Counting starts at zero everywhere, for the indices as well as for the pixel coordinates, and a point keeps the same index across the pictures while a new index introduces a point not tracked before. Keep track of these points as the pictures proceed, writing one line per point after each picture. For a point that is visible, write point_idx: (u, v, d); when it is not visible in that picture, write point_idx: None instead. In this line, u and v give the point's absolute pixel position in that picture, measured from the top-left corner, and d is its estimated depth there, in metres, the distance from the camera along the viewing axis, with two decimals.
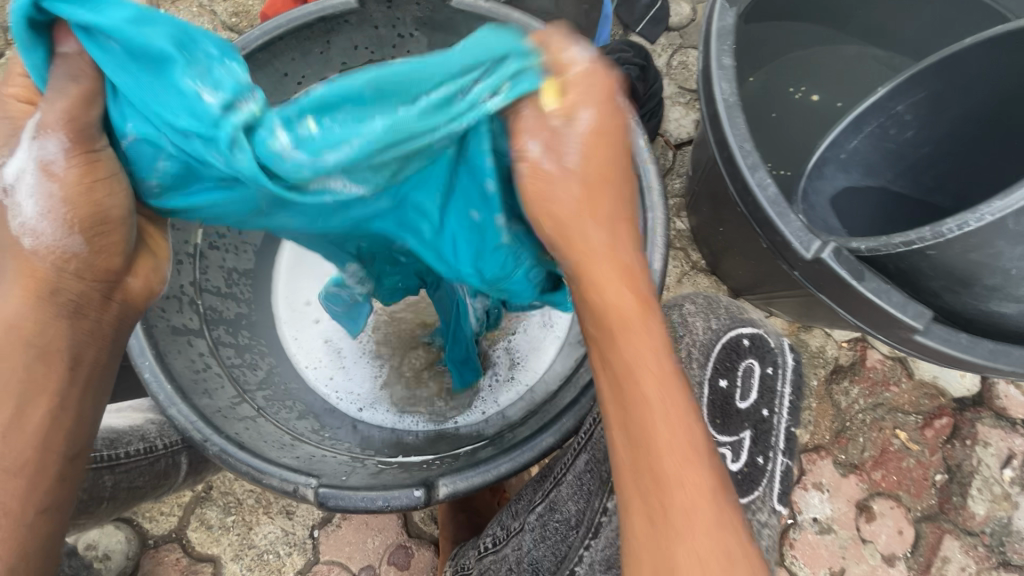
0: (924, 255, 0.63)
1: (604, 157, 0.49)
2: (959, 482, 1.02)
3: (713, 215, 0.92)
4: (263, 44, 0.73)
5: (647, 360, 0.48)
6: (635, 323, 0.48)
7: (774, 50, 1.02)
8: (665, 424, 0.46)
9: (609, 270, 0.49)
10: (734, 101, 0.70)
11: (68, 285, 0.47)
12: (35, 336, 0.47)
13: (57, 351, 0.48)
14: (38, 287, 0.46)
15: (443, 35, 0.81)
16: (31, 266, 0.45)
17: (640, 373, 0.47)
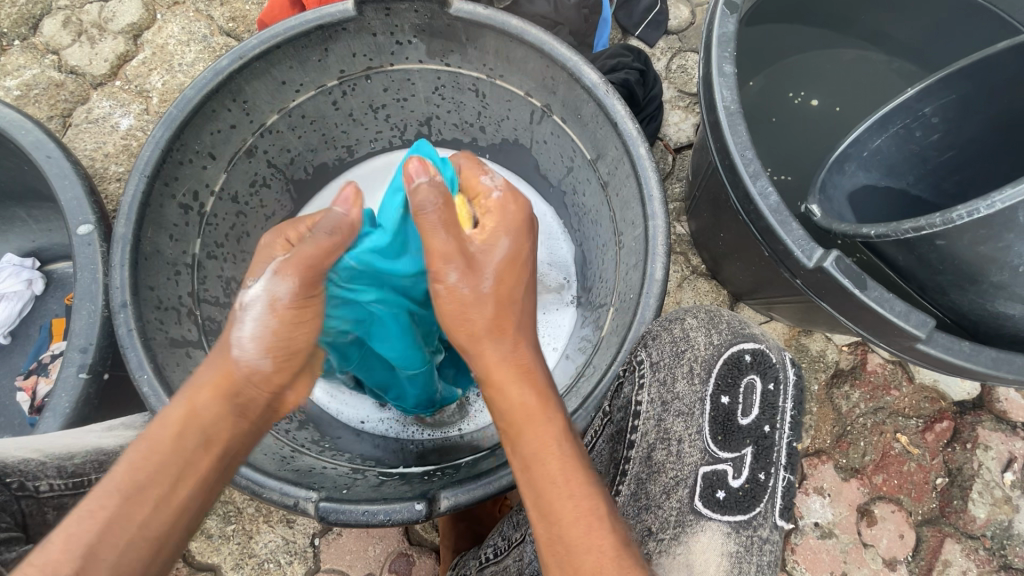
0: (933, 245, 0.63)
1: (513, 279, 0.57)
2: (959, 485, 1.02)
3: (713, 221, 0.92)
4: (261, 52, 0.74)
5: (550, 448, 0.52)
6: (535, 417, 0.52)
7: (775, 54, 1.01)
8: (562, 498, 0.50)
9: (506, 372, 0.54)
10: (735, 109, 0.69)
11: (251, 391, 0.54)
12: (208, 426, 0.52)
13: (217, 440, 0.53)
14: (226, 389, 0.53)
15: (442, 42, 0.80)
16: (229, 373, 0.53)
17: (545, 461, 0.51)
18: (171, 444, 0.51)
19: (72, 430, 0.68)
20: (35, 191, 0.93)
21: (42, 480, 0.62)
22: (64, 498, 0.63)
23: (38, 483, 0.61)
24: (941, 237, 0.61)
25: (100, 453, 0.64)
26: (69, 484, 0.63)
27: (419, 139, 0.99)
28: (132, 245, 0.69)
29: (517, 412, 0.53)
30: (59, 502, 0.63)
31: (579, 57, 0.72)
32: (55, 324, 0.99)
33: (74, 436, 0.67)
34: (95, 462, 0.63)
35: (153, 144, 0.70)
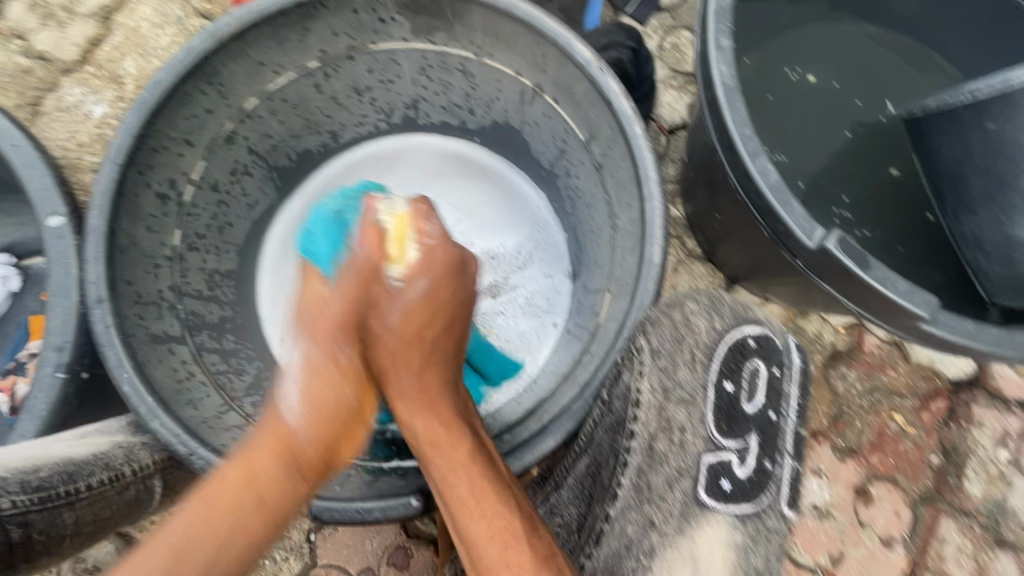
0: (984, 129, 0.70)
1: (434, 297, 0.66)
2: (954, 463, 1.03)
3: (709, 202, 0.90)
4: (235, 32, 0.70)
5: (453, 454, 0.61)
6: (439, 440, 0.62)
7: (771, 29, 0.98)
8: (462, 474, 0.59)
9: (428, 433, 0.63)
10: (733, 84, 0.67)
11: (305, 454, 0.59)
12: (270, 490, 0.57)
13: (274, 504, 0.57)
14: (284, 450, 0.58)
15: (428, 19, 0.76)
16: (286, 437, 0.59)
17: (454, 481, 0.59)
18: (222, 524, 0.55)
19: (39, 440, 0.64)
20: (3, 183, 0.89)
21: (4, 496, 0.52)
22: (28, 515, 0.54)
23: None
24: (992, 119, 0.69)
25: (70, 464, 0.59)
26: (35, 499, 0.55)
27: (406, 122, 0.96)
28: (107, 238, 0.66)
29: (415, 398, 0.64)
30: (21, 521, 0.53)
31: (570, 33, 0.69)
32: (32, 322, 0.96)
33: (42, 446, 0.62)
34: (65, 473, 0.58)
35: (124, 130, 0.66)
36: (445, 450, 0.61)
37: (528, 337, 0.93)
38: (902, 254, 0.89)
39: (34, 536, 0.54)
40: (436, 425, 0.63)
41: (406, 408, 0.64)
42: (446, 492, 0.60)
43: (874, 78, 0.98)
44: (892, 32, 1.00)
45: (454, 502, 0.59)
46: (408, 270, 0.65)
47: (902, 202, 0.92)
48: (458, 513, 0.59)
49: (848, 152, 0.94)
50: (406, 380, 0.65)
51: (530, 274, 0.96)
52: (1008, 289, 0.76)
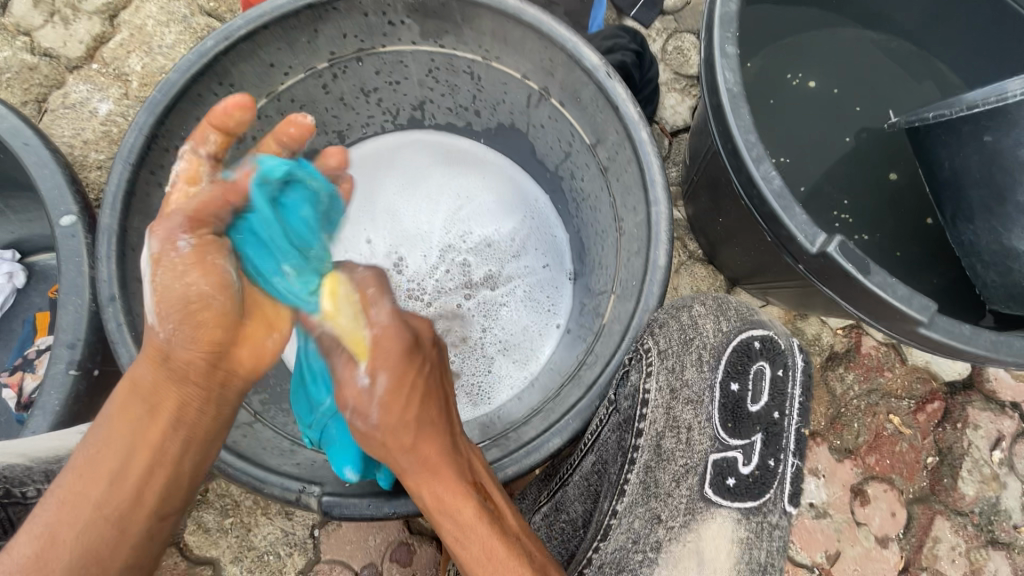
0: (981, 141, 0.72)
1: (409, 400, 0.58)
2: (949, 464, 1.05)
3: (712, 205, 0.91)
4: (246, 33, 0.70)
5: (466, 523, 0.56)
6: (446, 506, 0.57)
7: (774, 34, 0.99)
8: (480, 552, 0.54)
9: (415, 476, 0.58)
10: (738, 91, 0.68)
11: (180, 352, 0.55)
12: (153, 393, 0.55)
13: (165, 406, 0.55)
14: (158, 356, 0.55)
15: (437, 22, 0.77)
16: (156, 345, 0.55)
17: (466, 545, 0.55)
18: (119, 443, 0.53)
19: (60, 432, 0.66)
20: (11, 179, 0.89)
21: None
22: None
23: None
24: (990, 134, 0.71)
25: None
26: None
27: (412, 123, 0.97)
28: (119, 237, 0.66)
29: (417, 470, 0.58)
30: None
31: (578, 38, 0.70)
32: (38, 318, 0.96)
33: (61, 438, 0.64)
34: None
35: (136, 130, 0.67)
36: (455, 516, 0.56)
37: (528, 334, 0.93)
38: (900, 259, 0.91)
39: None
40: (420, 477, 0.58)
41: (410, 480, 0.58)
42: (460, 552, 0.55)
43: (875, 84, 1.00)
44: (893, 39, 1.01)
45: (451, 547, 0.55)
46: (371, 364, 0.58)
47: (901, 206, 0.93)
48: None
49: (848, 157, 0.96)
50: (383, 438, 0.59)
51: (526, 264, 0.96)
52: (1004, 296, 0.77)
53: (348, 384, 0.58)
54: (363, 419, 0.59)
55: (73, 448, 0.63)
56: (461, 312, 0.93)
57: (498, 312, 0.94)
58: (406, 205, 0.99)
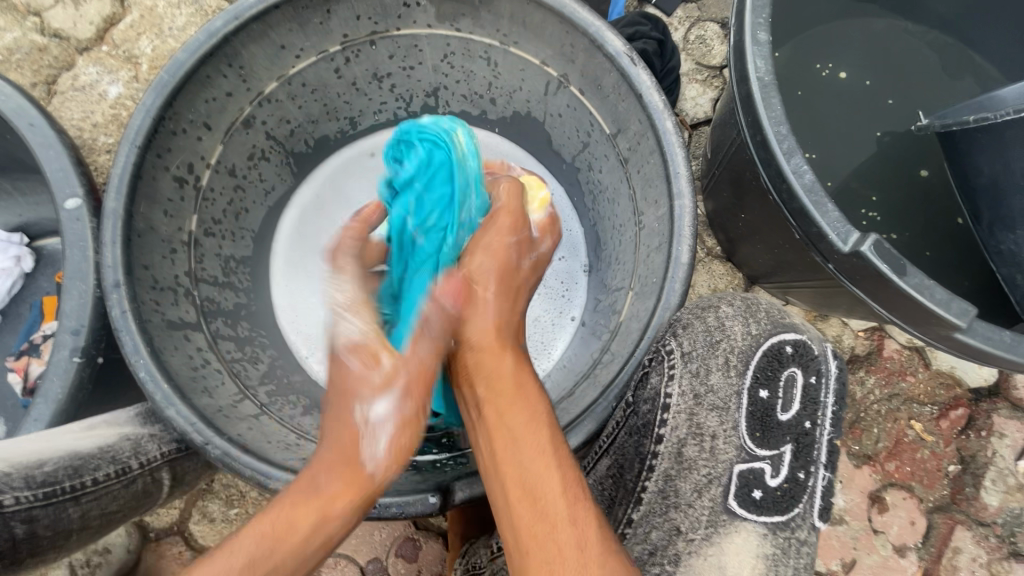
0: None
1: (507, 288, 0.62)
2: (972, 473, 1.01)
3: (734, 201, 0.88)
4: (257, 14, 0.68)
5: (533, 447, 0.53)
6: (519, 403, 0.54)
7: (803, 23, 0.95)
8: (546, 477, 0.51)
9: (492, 339, 0.58)
10: (770, 80, 0.64)
11: (346, 461, 0.53)
12: (309, 512, 0.50)
13: (313, 530, 0.50)
14: (348, 471, 0.53)
15: (453, 4, 0.74)
16: (350, 454, 0.54)
17: (525, 462, 0.52)
18: (289, 533, 0.49)
19: (44, 432, 0.62)
20: (19, 162, 0.88)
21: (9, 493, 0.52)
22: (33, 512, 0.54)
23: (5, 496, 0.52)
24: None
25: (75, 458, 0.59)
26: (40, 495, 0.54)
27: (426, 111, 0.93)
28: (125, 221, 0.65)
29: (498, 380, 0.56)
30: (26, 517, 0.53)
31: (601, 22, 0.67)
32: (46, 303, 0.95)
33: (46, 439, 0.61)
34: (71, 467, 0.58)
35: (144, 111, 0.65)
36: (518, 410, 0.54)
37: (538, 333, 0.91)
38: (930, 260, 0.87)
39: (39, 532, 0.54)
40: (513, 385, 0.56)
41: (479, 375, 0.57)
42: (509, 468, 0.52)
43: (908, 77, 0.95)
44: (928, 29, 0.97)
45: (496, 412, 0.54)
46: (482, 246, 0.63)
47: (932, 205, 0.89)
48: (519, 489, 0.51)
49: (878, 153, 0.92)
50: (484, 288, 0.61)
51: (545, 263, 0.94)
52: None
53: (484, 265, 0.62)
54: (480, 272, 0.61)
55: (60, 448, 0.59)
56: None
57: None
58: None
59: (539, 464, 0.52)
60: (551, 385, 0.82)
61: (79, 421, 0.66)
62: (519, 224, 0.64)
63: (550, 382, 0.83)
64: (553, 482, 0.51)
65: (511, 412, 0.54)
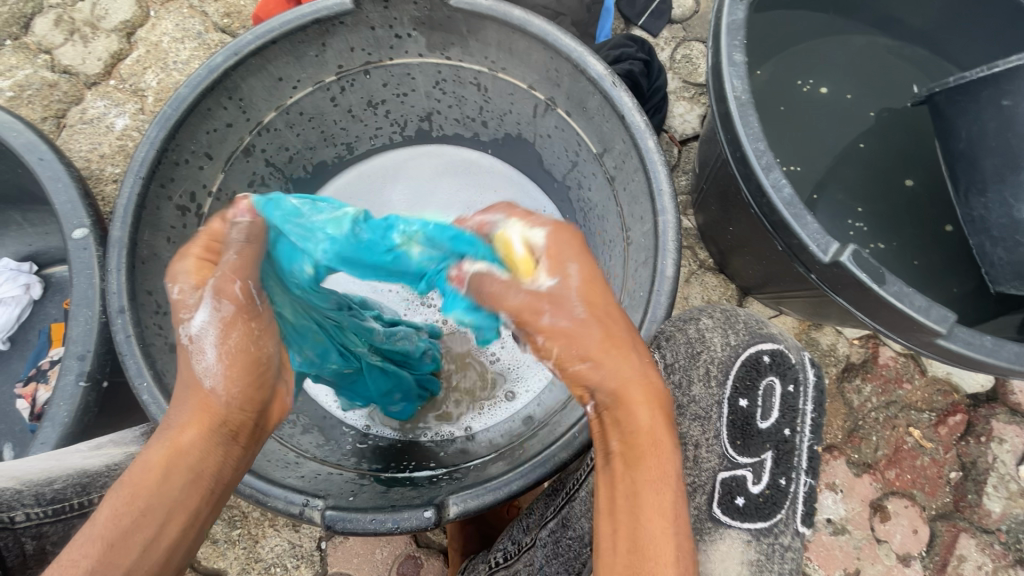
0: (999, 106, 0.72)
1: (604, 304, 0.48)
2: (974, 479, 1.01)
3: (722, 214, 0.90)
4: (256, 48, 0.72)
5: (664, 493, 0.44)
6: (653, 456, 0.45)
7: (783, 41, 0.98)
8: (663, 537, 0.43)
9: (638, 390, 0.46)
10: (747, 99, 0.67)
11: (249, 386, 0.49)
12: (214, 420, 0.48)
13: (228, 431, 0.48)
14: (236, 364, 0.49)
15: (443, 34, 0.78)
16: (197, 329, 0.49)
17: (655, 498, 0.44)
18: (180, 448, 0.47)
19: (54, 452, 0.64)
20: (29, 193, 0.92)
21: (20, 510, 0.54)
22: (41, 528, 0.55)
23: (15, 513, 0.53)
24: None
25: (84, 475, 0.59)
26: (49, 511, 0.55)
27: (420, 134, 0.97)
28: (129, 249, 0.67)
29: (641, 438, 0.45)
30: (35, 533, 0.55)
31: (583, 48, 0.70)
32: (53, 329, 0.98)
33: (55, 458, 0.62)
34: (78, 484, 0.58)
35: (147, 144, 0.68)
36: (658, 465, 0.44)
37: None
38: (917, 268, 0.89)
39: (47, 547, 0.55)
40: (654, 443, 0.45)
41: (621, 410, 0.46)
42: (640, 508, 0.44)
43: (888, 90, 0.98)
44: (905, 44, 0.99)
45: (641, 505, 0.44)
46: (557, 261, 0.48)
47: (918, 212, 0.91)
48: (639, 532, 0.43)
49: (862, 163, 0.94)
50: (597, 359, 0.46)
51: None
52: (1009, 275, 0.77)
53: (542, 315, 0.47)
54: (575, 346, 0.47)
55: (71, 464, 0.60)
56: None
57: None
58: None
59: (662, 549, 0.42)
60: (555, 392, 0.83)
61: (87, 440, 0.67)
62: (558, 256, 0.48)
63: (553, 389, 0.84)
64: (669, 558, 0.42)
65: (643, 480, 0.44)
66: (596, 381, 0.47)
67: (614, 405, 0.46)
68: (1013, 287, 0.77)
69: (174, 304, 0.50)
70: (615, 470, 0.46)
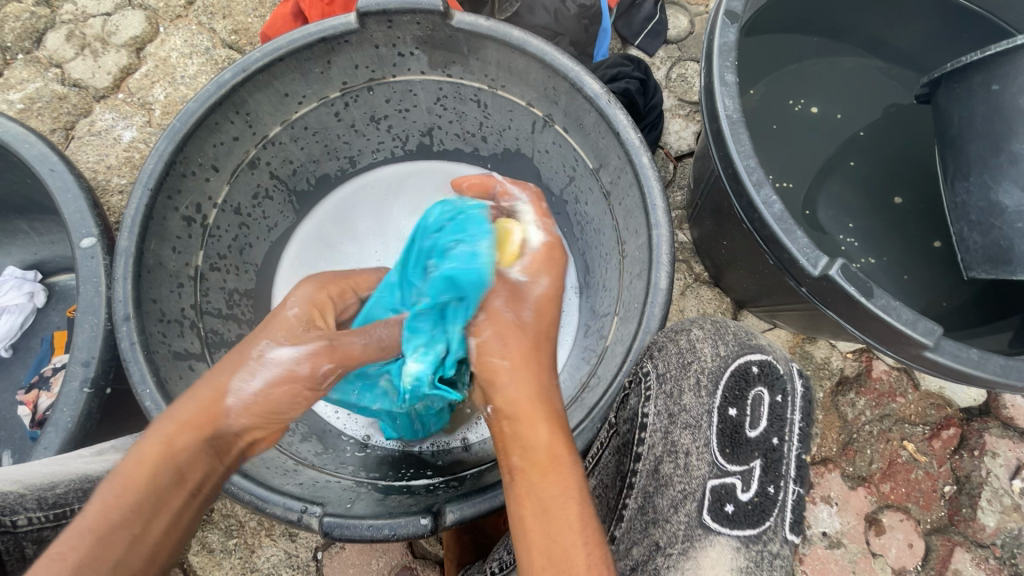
0: (989, 91, 0.74)
1: (551, 317, 0.60)
2: (968, 493, 1.01)
3: (716, 229, 0.92)
4: (263, 65, 0.74)
5: (564, 501, 0.51)
6: (553, 465, 0.52)
7: (774, 62, 1.01)
8: (574, 546, 0.49)
9: (541, 410, 0.54)
10: (738, 118, 0.69)
11: (231, 427, 0.54)
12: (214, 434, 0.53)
13: (224, 447, 0.54)
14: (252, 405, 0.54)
15: (445, 53, 0.80)
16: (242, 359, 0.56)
17: (563, 508, 0.50)
18: (177, 458, 0.52)
19: (57, 456, 0.65)
20: (39, 204, 0.94)
21: (21, 514, 0.55)
22: (43, 533, 0.56)
23: (17, 517, 0.54)
24: None
25: (85, 481, 0.60)
26: (50, 516, 0.56)
27: (421, 149, 0.99)
28: (135, 258, 0.69)
29: (544, 451, 0.52)
30: (36, 538, 0.55)
31: (580, 68, 0.72)
32: (56, 337, 0.99)
33: (59, 463, 0.63)
34: (80, 490, 0.59)
35: (156, 157, 0.70)
36: (558, 475, 0.51)
37: None
38: (907, 283, 0.90)
39: (46, 553, 0.56)
40: (548, 449, 0.52)
41: (516, 422, 0.54)
42: (542, 507, 0.51)
43: (877, 110, 1.01)
44: (894, 66, 1.02)
45: (542, 503, 0.51)
46: (535, 267, 0.59)
47: (908, 228, 0.93)
48: (550, 533, 0.49)
49: (853, 180, 0.96)
50: (511, 363, 0.56)
51: None
52: (982, 261, 0.78)
53: (495, 296, 0.58)
54: (501, 341, 0.57)
55: (74, 469, 0.61)
56: None
57: None
58: None
59: (569, 544, 0.49)
60: None
61: (89, 446, 0.68)
62: (544, 263, 0.60)
63: None
64: (581, 562, 0.48)
65: (546, 494, 0.51)
66: (501, 390, 0.56)
67: (509, 420, 0.55)
68: (983, 271, 0.78)
69: (283, 320, 0.59)
70: (517, 483, 0.52)
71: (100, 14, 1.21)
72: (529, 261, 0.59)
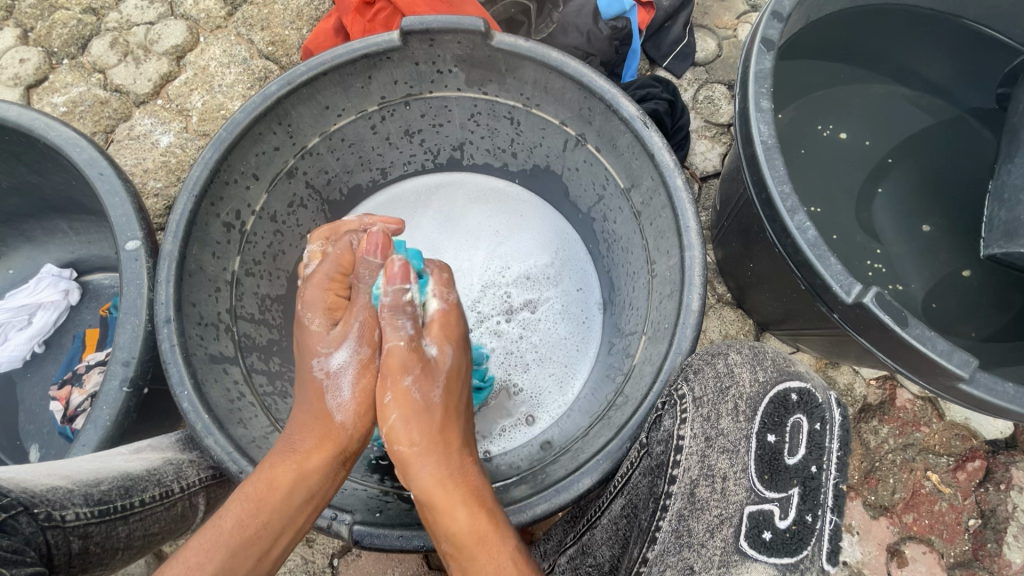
0: None
1: (457, 388, 0.69)
2: (993, 527, 0.99)
3: (742, 251, 0.92)
4: (308, 79, 0.76)
5: (501, 575, 0.55)
6: (484, 537, 0.57)
7: (804, 87, 1.02)
8: None
9: (445, 493, 0.60)
10: (773, 144, 0.70)
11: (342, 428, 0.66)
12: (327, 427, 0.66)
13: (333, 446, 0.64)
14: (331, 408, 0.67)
15: (482, 71, 0.82)
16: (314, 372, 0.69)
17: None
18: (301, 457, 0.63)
19: (96, 453, 0.67)
20: (80, 205, 0.96)
21: (70, 509, 0.56)
22: (89, 528, 0.57)
23: (66, 512, 0.55)
24: None
25: (127, 478, 0.62)
26: (95, 512, 0.58)
27: (451, 163, 1.01)
28: (178, 262, 0.71)
29: (462, 538, 0.57)
30: (82, 533, 0.56)
31: (616, 90, 0.74)
32: (88, 335, 1.01)
33: (99, 460, 0.65)
34: (122, 487, 0.61)
35: (202, 164, 0.72)
36: (485, 549, 0.56)
37: (562, 357, 0.95)
38: (936, 312, 0.90)
39: (90, 548, 0.57)
40: (470, 526, 0.58)
41: (433, 502, 0.60)
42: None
43: (906, 137, 1.01)
44: (924, 94, 1.03)
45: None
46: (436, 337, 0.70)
47: (937, 256, 0.93)
48: None
49: (881, 205, 0.96)
50: (420, 448, 0.63)
51: (563, 290, 0.98)
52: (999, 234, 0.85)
53: (407, 380, 0.65)
54: (410, 436, 0.63)
55: (114, 466, 0.63)
56: (499, 335, 0.96)
57: (547, 341, 0.96)
58: (445, 244, 1.02)
59: None
60: (577, 418, 0.85)
61: (122, 444, 0.71)
62: (445, 332, 0.70)
63: (575, 413, 0.87)
64: None
65: (478, 567, 0.55)
66: (415, 481, 0.62)
67: (432, 504, 0.60)
68: (999, 247, 0.85)
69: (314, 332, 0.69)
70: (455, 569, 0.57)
71: (143, 22, 1.25)
72: (431, 327, 0.70)
